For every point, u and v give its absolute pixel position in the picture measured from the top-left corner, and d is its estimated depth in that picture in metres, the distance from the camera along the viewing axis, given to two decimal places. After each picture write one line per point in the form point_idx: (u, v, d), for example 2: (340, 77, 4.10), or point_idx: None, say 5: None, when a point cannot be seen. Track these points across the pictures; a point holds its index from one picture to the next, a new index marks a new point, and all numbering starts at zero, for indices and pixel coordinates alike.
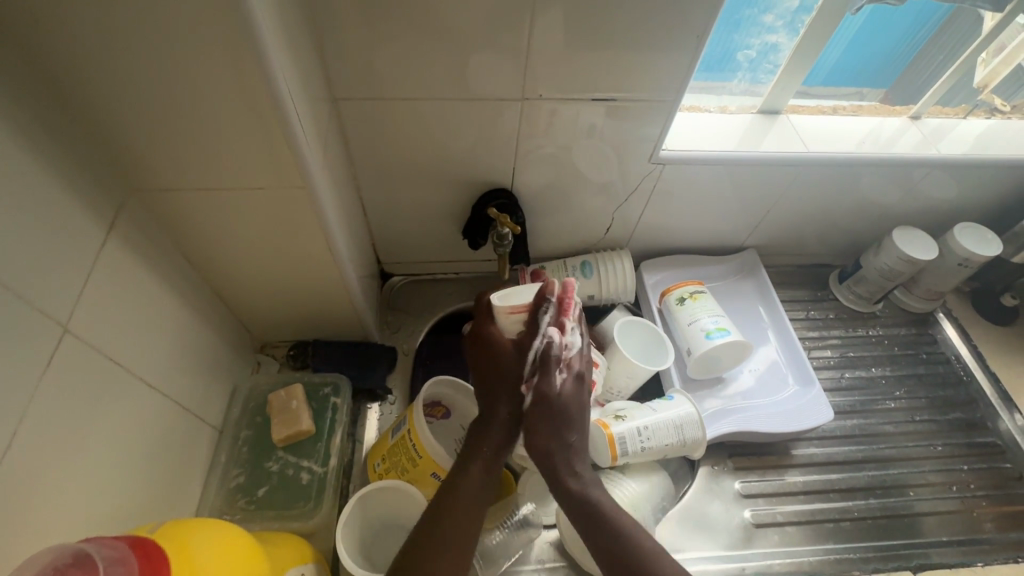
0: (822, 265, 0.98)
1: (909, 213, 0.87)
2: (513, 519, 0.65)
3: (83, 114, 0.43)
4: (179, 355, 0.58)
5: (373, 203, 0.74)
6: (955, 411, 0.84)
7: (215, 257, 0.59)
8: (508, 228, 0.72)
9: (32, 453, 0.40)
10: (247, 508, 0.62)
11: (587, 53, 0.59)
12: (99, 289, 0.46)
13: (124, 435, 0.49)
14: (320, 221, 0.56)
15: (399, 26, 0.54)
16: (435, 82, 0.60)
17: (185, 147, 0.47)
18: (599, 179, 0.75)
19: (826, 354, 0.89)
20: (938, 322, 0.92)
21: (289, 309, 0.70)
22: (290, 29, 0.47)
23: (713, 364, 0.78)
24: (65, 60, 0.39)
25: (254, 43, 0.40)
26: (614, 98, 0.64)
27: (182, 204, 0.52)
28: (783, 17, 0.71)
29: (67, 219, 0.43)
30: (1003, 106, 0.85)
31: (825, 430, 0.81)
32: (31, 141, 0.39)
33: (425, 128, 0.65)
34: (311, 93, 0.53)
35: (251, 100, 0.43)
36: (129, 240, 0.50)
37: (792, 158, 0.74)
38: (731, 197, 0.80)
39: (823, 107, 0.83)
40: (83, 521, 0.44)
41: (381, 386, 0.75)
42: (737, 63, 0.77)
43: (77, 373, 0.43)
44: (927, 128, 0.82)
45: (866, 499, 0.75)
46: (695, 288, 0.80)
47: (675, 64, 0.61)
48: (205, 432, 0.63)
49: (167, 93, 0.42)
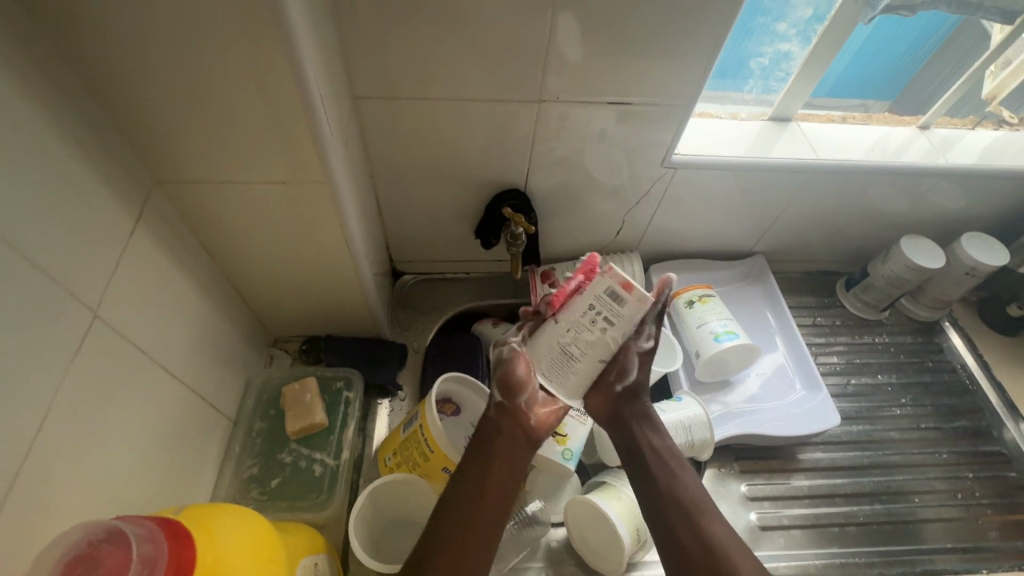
0: (829, 272, 0.99)
1: (917, 222, 0.88)
2: (523, 515, 0.67)
3: (116, 106, 0.44)
4: (198, 345, 0.58)
5: (388, 201, 0.76)
6: (960, 419, 0.85)
7: (233, 249, 0.60)
8: (521, 228, 0.73)
9: (62, 435, 0.41)
10: (260, 498, 0.63)
11: (603, 58, 0.60)
12: (127, 277, 0.47)
13: (144, 421, 0.50)
14: (340, 216, 0.57)
15: (422, 28, 0.56)
16: (454, 84, 0.61)
17: (210, 140, 0.48)
18: (611, 182, 0.76)
19: (833, 360, 0.89)
20: (944, 331, 0.93)
21: (303, 303, 0.71)
22: (319, 29, 0.48)
23: (721, 367, 0.79)
24: (104, 51, 0.40)
25: (285, 39, 0.41)
26: (628, 102, 0.65)
27: (206, 196, 0.53)
28: (795, 26, 0.73)
29: (100, 207, 0.44)
30: (1011, 117, 0.86)
31: (831, 435, 0.81)
32: (67, 130, 0.41)
33: (443, 128, 0.66)
34: (335, 91, 0.54)
35: (279, 94, 0.44)
36: (154, 229, 0.51)
37: (802, 166, 0.75)
38: (740, 203, 0.81)
39: (832, 116, 0.83)
40: (104, 503, 0.45)
41: (392, 382, 0.76)
42: (749, 70, 0.78)
43: (104, 357, 0.44)
44: (936, 138, 0.83)
45: (871, 504, 0.76)
46: (703, 291, 0.81)
47: (688, 71, 0.62)
48: (220, 423, 0.64)
49: (197, 86, 0.43)
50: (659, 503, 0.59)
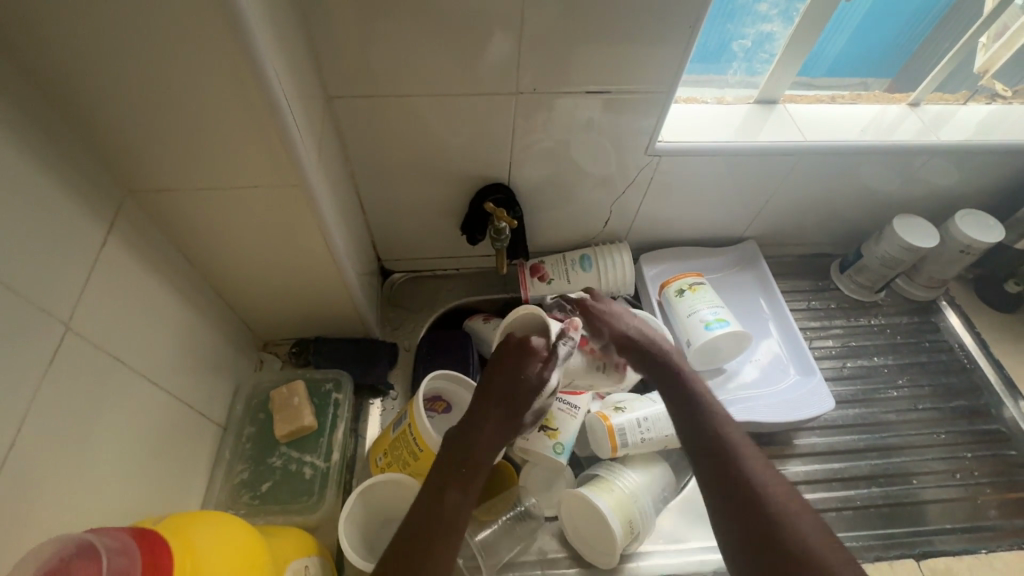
0: (822, 255, 0.98)
1: (911, 201, 0.87)
2: (513, 512, 0.66)
3: (79, 116, 0.44)
4: (180, 352, 0.58)
5: (371, 200, 0.75)
6: (959, 399, 0.84)
7: (213, 255, 0.60)
8: (505, 222, 0.73)
9: (38, 447, 0.40)
10: (251, 503, 0.63)
11: (579, 46, 0.59)
12: (100, 287, 0.47)
13: (127, 431, 0.50)
14: (317, 217, 0.56)
15: (393, 25, 0.55)
16: (429, 79, 0.61)
17: (178, 146, 0.47)
18: (597, 173, 0.75)
19: (828, 344, 0.89)
20: (941, 311, 0.92)
21: (289, 307, 0.71)
22: (283, 29, 0.47)
23: (713, 355, 0.78)
24: (63, 60, 0.40)
25: (244, 40, 0.40)
26: (608, 90, 0.64)
27: (181, 203, 0.53)
28: (777, 6, 0.71)
29: (68, 219, 0.43)
30: (1004, 91, 0.84)
31: (826, 419, 0.81)
32: (30, 143, 0.40)
33: (421, 125, 0.65)
34: (305, 91, 0.53)
35: (243, 95, 0.44)
36: (129, 240, 0.51)
37: (790, 148, 0.74)
38: (730, 188, 0.80)
39: (821, 96, 0.82)
40: (90, 515, 0.45)
41: (382, 381, 0.76)
42: (732, 53, 0.77)
43: (79, 369, 0.44)
44: (927, 115, 0.81)
45: (868, 488, 0.75)
46: (694, 279, 0.80)
47: (666, 56, 0.61)
48: (209, 429, 0.64)
49: (160, 92, 0.43)
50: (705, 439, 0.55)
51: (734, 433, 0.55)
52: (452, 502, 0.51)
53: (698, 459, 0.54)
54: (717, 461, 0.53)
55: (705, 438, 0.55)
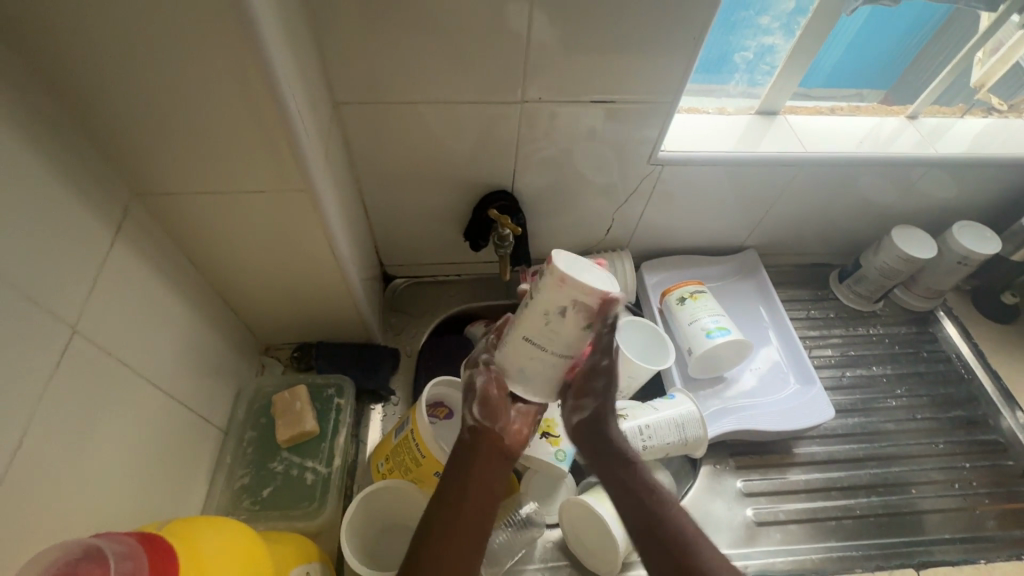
0: (821, 265, 0.99)
1: (909, 212, 0.88)
2: (517, 518, 0.65)
3: (90, 120, 0.44)
4: (184, 356, 0.58)
5: (375, 206, 0.75)
6: (957, 409, 0.84)
7: (218, 259, 0.60)
8: (509, 229, 0.73)
9: (43, 449, 0.40)
10: (252, 508, 0.63)
11: (584, 56, 0.59)
12: (107, 290, 0.47)
13: (129, 435, 0.49)
14: (323, 223, 0.57)
15: (401, 33, 0.56)
16: (436, 87, 0.61)
17: (187, 151, 0.48)
18: (600, 181, 0.75)
19: (827, 353, 0.89)
20: (939, 321, 0.93)
21: (291, 311, 0.71)
22: (293, 35, 0.48)
23: (714, 363, 0.79)
24: (76, 63, 0.40)
25: (256, 46, 0.40)
26: (612, 100, 0.65)
27: (187, 207, 0.53)
28: (778, 19, 0.72)
29: (77, 222, 0.44)
30: (1001, 104, 0.86)
31: (826, 428, 0.81)
32: (41, 145, 0.40)
33: (427, 131, 0.66)
34: (313, 97, 0.53)
35: (254, 101, 0.44)
36: (135, 242, 0.51)
37: (791, 159, 0.75)
38: (730, 198, 0.81)
39: (821, 107, 0.83)
40: (91, 519, 0.45)
41: (384, 387, 0.76)
42: (733, 65, 0.78)
43: (85, 372, 0.44)
44: (925, 127, 0.82)
45: (868, 497, 0.75)
46: (695, 287, 0.81)
47: (669, 67, 0.62)
48: (210, 433, 0.64)
49: (172, 95, 0.43)
50: (635, 496, 0.55)
51: (660, 488, 0.56)
52: (450, 485, 0.53)
53: (625, 512, 0.55)
54: (648, 513, 0.54)
55: (634, 488, 0.56)
